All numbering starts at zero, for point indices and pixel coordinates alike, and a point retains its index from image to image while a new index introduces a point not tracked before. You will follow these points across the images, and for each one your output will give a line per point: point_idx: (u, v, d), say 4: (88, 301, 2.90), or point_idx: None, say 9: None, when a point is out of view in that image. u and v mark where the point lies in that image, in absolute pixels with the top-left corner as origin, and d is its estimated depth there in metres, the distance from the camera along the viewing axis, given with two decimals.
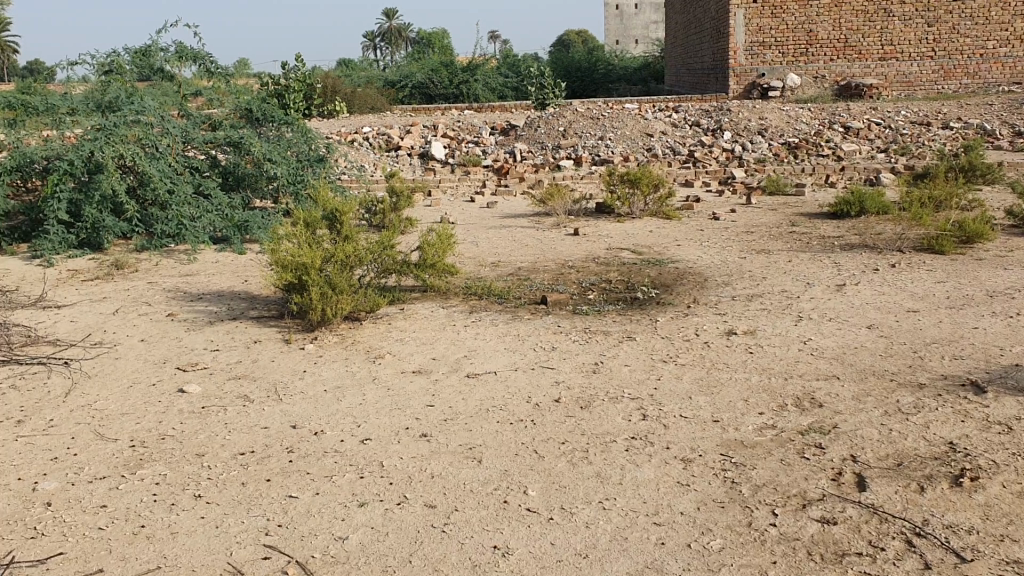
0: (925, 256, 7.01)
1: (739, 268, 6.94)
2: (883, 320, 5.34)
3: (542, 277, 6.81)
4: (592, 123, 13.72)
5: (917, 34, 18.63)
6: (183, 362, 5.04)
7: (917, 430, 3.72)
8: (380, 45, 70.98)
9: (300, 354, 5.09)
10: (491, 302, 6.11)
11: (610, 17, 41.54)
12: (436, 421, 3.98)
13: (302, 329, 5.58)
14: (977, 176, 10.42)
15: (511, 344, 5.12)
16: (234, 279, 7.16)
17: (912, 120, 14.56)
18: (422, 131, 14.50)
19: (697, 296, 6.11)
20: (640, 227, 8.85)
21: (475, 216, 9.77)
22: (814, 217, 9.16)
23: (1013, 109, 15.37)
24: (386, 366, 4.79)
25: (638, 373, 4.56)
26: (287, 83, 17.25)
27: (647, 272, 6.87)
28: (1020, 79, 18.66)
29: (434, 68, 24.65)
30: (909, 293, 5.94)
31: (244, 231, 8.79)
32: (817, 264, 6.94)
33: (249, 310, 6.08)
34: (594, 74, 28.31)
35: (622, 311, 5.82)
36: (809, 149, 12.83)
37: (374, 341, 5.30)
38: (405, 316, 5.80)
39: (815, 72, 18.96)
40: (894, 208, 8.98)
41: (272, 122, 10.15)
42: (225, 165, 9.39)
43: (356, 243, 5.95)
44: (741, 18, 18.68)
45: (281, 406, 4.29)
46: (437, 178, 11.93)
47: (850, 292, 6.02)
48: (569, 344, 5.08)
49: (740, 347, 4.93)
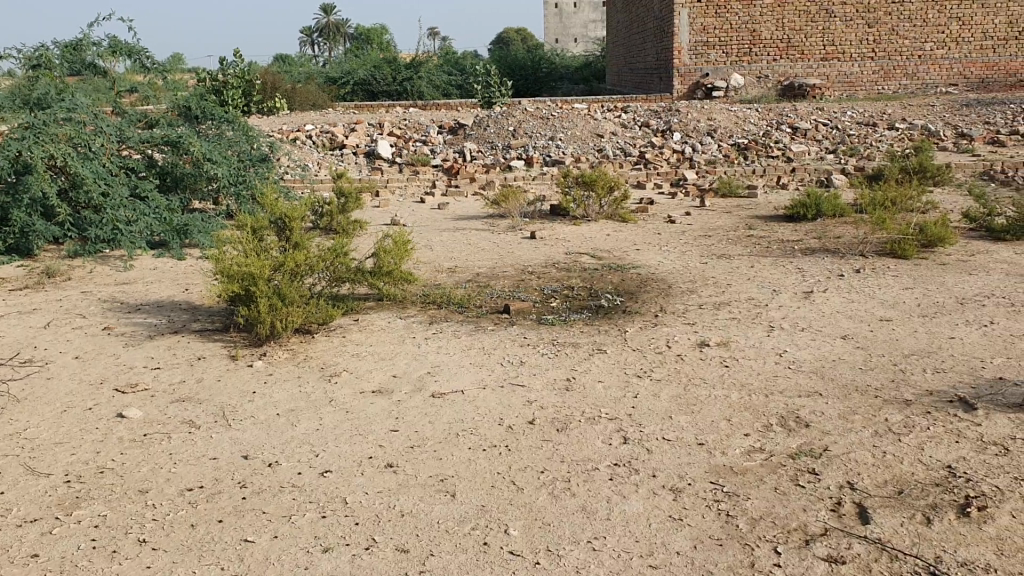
0: (888, 260, 6.91)
1: (703, 273, 6.75)
2: (858, 330, 5.19)
3: (502, 284, 6.54)
4: (541, 122, 13.48)
5: (857, 35, 18.73)
6: (122, 381, 4.66)
7: (911, 453, 3.55)
8: (318, 41, 69.95)
9: (249, 372, 4.76)
10: (450, 312, 5.83)
11: (550, 16, 41.45)
12: (402, 449, 3.70)
13: (250, 343, 5.24)
14: (928, 177, 10.42)
15: (476, 358, 4.85)
16: (175, 288, 6.76)
17: (858, 121, 14.60)
18: (367, 129, 14.11)
19: (664, 304, 5.90)
20: (596, 231, 8.63)
21: (425, 218, 9.46)
22: (770, 220, 9.04)
23: (954, 110, 15.51)
24: (343, 385, 4.48)
25: (612, 389, 4.33)
26: (225, 78, 16.70)
27: (610, 278, 6.65)
28: (957, 81, 18.80)
29: (375, 64, 24.18)
30: (878, 300, 5.81)
31: (184, 236, 8.37)
32: (782, 269, 6.79)
33: (192, 323, 5.71)
34: (537, 72, 28.10)
35: (588, 321, 5.58)
36: (759, 150, 12.76)
37: (329, 356, 4.98)
38: (361, 328, 5.48)
39: (758, 72, 18.98)
40: (851, 211, 8.91)
41: (212, 120, 9.71)
42: (162, 165, 8.94)
43: (307, 250, 5.62)
44: (685, 17, 18.68)
45: (231, 434, 3.96)
46: (385, 178, 11.59)
47: (819, 299, 5.87)
48: (538, 358, 4.82)
49: (715, 360, 4.73)
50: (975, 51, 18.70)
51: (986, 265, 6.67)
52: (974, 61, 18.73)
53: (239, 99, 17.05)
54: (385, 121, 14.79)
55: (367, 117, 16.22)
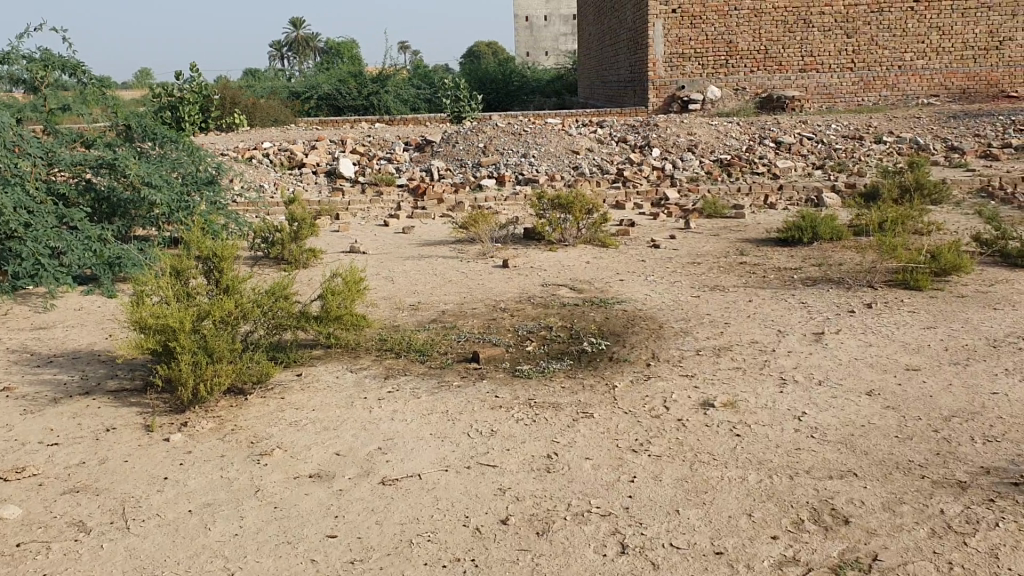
0: (901, 293, 6.20)
1: (696, 310, 6.01)
2: (884, 384, 4.46)
3: (469, 324, 5.76)
4: (513, 138, 12.74)
5: (836, 45, 18.14)
6: (8, 465, 3.83)
7: (984, 562, 2.82)
8: (287, 54, 68.80)
9: (164, 450, 3.95)
10: (410, 362, 5.05)
11: (520, 29, 40.79)
12: (339, 566, 2.92)
13: (170, 409, 4.43)
14: (925, 195, 9.77)
15: (439, 427, 4.07)
16: (97, 335, 5.91)
17: (843, 134, 13.97)
18: (328, 146, 13.29)
19: (655, 349, 5.15)
20: (575, 258, 7.88)
21: (389, 243, 8.67)
22: (762, 244, 8.33)
23: (940, 123, 14.92)
24: (276, 469, 3.69)
25: (603, 470, 3.56)
26: (180, 94, 15.87)
27: (592, 317, 5.89)
28: (937, 92, 18.23)
29: (341, 78, 23.34)
30: (899, 343, 5.10)
31: (117, 268, 7.52)
32: (784, 304, 6.06)
33: (107, 381, 4.88)
34: (508, 86, 27.36)
35: (569, 372, 4.81)
36: (742, 166, 12.09)
37: (262, 426, 4.18)
38: (305, 386, 4.69)
39: (736, 84, 18.34)
40: (849, 233, 8.22)
41: (155, 140, 8.80)
42: (97, 190, 8.07)
43: (240, 295, 4.81)
44: (660, 28, 18.04)
45: (129, 541, 3.16)
46: (346, 198, 10.79)
47: (833, 343, 5.14)
48: (512, 425, 4.04)
49: (722, 426, 3.97)
50: (955, 62, 18.14)
51: (1010, 298, 5.98)
52: (955, 71, 18.18)
53: (195, 116, 16.19)
54: (348, 138, 13.98)
55: (329, 133, 15.42)
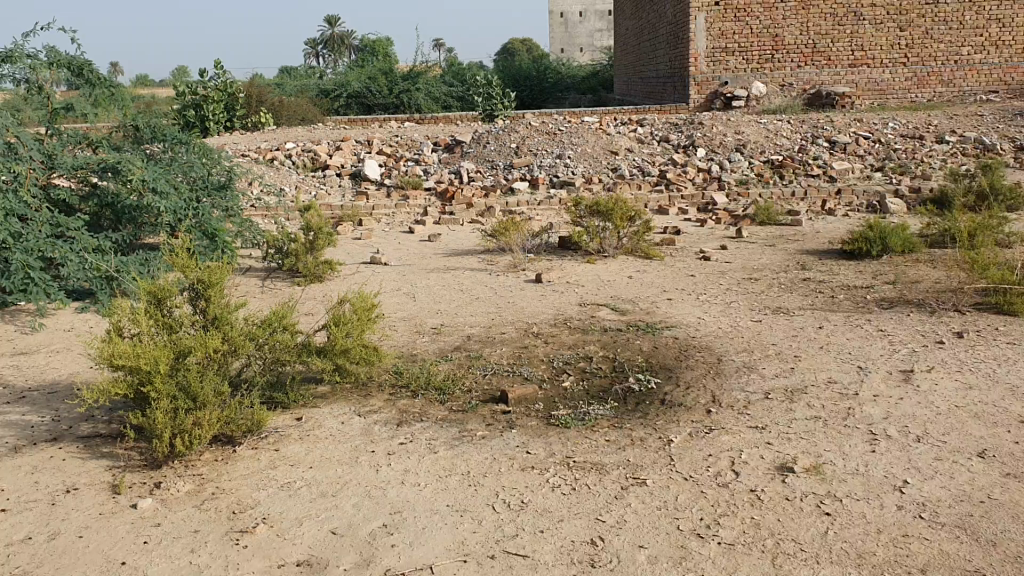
0: (995, 319, 5.41)
1: (759, 339, 5.25)
2: (1000, 441, 3.68)
3: (499, 354, 5.04)
4: (548, 138, 12.02)
5: (889, 39, 16.85)
6: None
7: None
8: (322, 51, 68.58)
9: (128, 522, 3.27)
10: (429, 403, 4.34)
11: (555, 25, 40.00)
12: None
13: (144, 464, 3.76)
14: (1001, 202, 8.89)
15: (459, 496, 3.35)
16: (82, 361, 5.24)
17: (902, 133, 13.04)
18: (354, 147, 12.62)
19: (716, 391, 4.40)
20: (617, 272, 7.15)
21: (413, 253, 7.99)
22: (825, 256, 7.53)
23: (1006, 120, 13.91)
24: (258, 555, 3.00)
25: (662, 565, 2.84)
26: (206, 91, 15.87)
27: (639, 345, 5.15)
28: (996, 88, 16.89)
29: (372, 75, 22.77)
30: (1007, 385, 4.31)
31: (116, 283, 6.52)
32: (860, 332, 5.28)
33: (80, 424, 4.21)
34: (542, 82, 26.60)
35: (616, 420, 4.08)
36: (795, 168, 11.27)
37: (248, 488, 3.50)
38: (304, 434, 4.01)
39: (781, 81, 17.11)
40: (921, 245, 7.41)
41: (165, 141, 7.55)
42: (100, 194, 6.95)
43: (231, 327, 4.15)
44: (702, 22, 16.90)
45: None
46: (370, 203, 10.12)
47: (925, 384, 4.37)
48: (547, 494, 3.33)
49: (806, 501, 3.23)
50: (1016, 55, 16.77)
51: None
52: (1016, 65, 16.81)
53: (220, 115, 16.03)
54: (374, 137, 13.31)
55: (357, 132, 14.81)
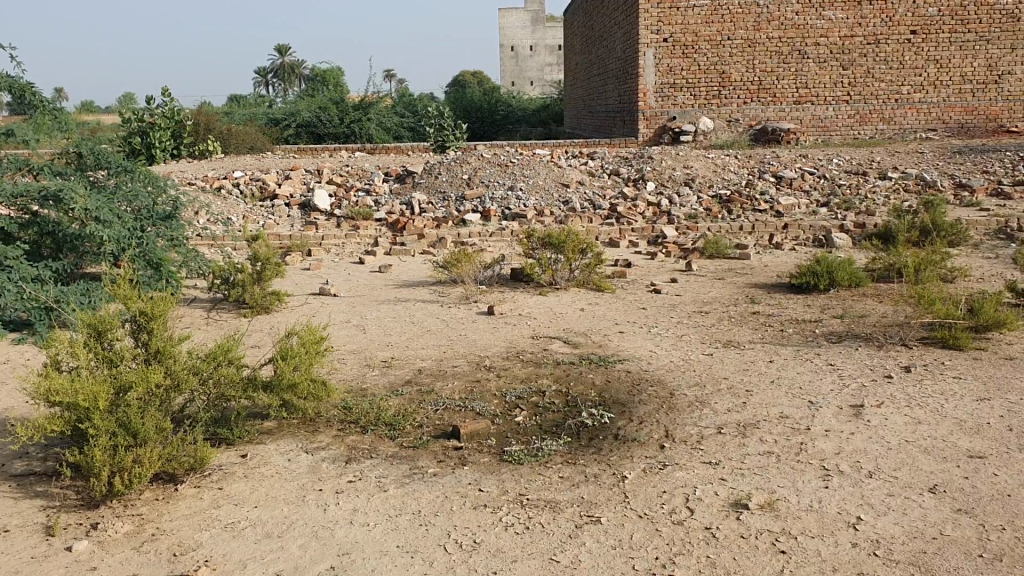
0: (941, 353, 5.48)
1: (711, 372, 5.24)
2: (949, 477, 3.69)
3: (450, 388, 4.97)
4: (499, 170, 12.03)
5: (832, 77, 17.14)
6: None
7: None
8: (272, 80, 68.28)
9: (62, 566, 3.12)
10: (380, 439, 4.25)
11: (505, 59, 40.28)
12: None
13: (81, 503, 3.61)
14: (942, 237, 9.09)
15: (410, 537, 3.26)
16: (16, 396, 5.04)
17: (846, 169, 13.28)
18: (304, 176, 12.48)
19: (669, 426, 4.37)
20: (570, 304, 7.14)
21: (364, 284, 7.90)
22: (774, 290, 7.60)
23: (945, 158, 14.24)
24: None
25: None
26: (153, 119, 15.64)
27: (591, 379, 5.12)
28: (935, 126, 17.23)
29: (322, 103, 22.59)
30: (953, 420, 4.34)
31: (55, 314, 6.27)
32: (811, 366, 5.31)
33: (15, 462, 4.04)
34: (494, 114, 26.59)
35: (569, 456, 4.03)
36: (743, 203, 11.39)
37: (189, 530, 3.37)
38: (249, 472, 3.88)
39: (729, 116, 17.34)
40: (867, 279, 7.50)
41: (110, 168, 7.31)
42: (40, 221, 6.71)
43: (174, 361, 4.02)
44: (651, 57, 17.07)
45: None
46: (320, 233, 10.01)
47: (875, 420, 4.38)
48: (502, 535, 3.25)
49: (761, 539, 3.20)
50: (954, 95, 17.13)
51: None
52: (954, 105, 17.16)
53: (167, 142, 15.87)
54: (325, 167, 13.20)
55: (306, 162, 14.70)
